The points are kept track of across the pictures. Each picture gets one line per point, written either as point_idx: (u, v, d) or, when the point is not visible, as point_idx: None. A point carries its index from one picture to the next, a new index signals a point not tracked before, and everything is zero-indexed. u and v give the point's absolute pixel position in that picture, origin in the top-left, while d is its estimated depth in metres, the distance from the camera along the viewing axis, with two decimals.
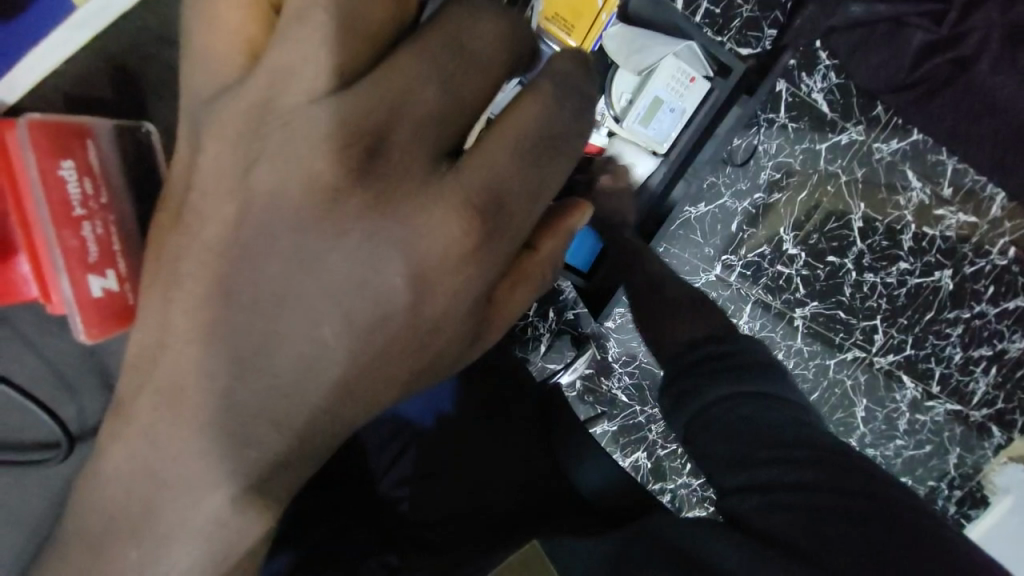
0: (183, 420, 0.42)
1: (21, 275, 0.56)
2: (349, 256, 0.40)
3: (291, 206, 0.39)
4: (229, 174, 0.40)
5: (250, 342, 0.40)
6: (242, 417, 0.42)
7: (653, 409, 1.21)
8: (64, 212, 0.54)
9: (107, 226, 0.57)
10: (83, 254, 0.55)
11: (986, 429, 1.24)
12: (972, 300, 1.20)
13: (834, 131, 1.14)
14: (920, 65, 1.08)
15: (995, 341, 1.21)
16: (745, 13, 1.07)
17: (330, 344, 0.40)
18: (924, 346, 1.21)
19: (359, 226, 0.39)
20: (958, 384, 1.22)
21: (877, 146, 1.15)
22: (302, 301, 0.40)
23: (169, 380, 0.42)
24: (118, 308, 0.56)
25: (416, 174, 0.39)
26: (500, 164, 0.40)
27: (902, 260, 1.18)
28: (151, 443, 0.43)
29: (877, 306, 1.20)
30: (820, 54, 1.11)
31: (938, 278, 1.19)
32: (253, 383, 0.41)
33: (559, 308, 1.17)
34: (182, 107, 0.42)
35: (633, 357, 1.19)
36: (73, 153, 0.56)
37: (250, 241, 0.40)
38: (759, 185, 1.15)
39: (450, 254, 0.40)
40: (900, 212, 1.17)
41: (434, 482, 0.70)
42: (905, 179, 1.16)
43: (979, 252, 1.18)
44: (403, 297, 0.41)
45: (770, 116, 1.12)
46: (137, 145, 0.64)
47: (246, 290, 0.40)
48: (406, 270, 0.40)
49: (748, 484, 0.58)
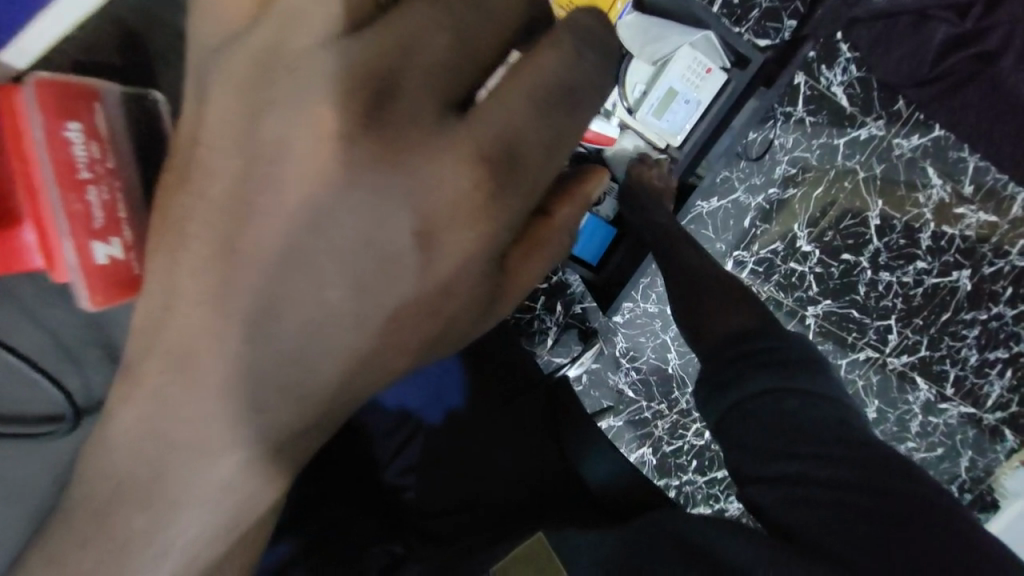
0: (189, 391, 0.43)
1: (25, 243, 0.52)
2: (356, 211, 0.39)
3: (297, 160, 0.39)
4: (233, 128, 0.39)
5: (252, 312, 0.41)
6: (248, 389, 0.43)
7: (659, 404, 1.20)
8: (69, 173, 0.51)
9: (114, 193, 0.54)
10: (87, 219, 0.52)
11: (998, 433, 1.21)
12: (990, 301, 1.17)
13: (853, 126, 1.11)
14: (944, 58, 1.05)
15: (1012, 343, 1.18)
16: (763, 4, 1.05)
17: (337, 307, 0.40)
18: (939, 348, 1.19)
19: (367, 178, 0.39)
20: (972, 387, 1.20)
21: (897, 142, 1.12)
22: (310, 258, 0.40)
23: (175, 349, 0.43)
24: (123, 277, 0.54)
25: (424, 123, 0.38)
26: (514, 113, 0.38)
27: (919, 259, 1.16)
28: (170, 405, 0.43)
29: (892, 306, 1.17)
30: (840, 47, 1.08)
31: (955, 279, 1.16)
32: (258, 355, 0.42)
33: (567, 301, 1.16)
34: (190, 59, 0.42)
35: (640, 352, 1.18)
36: (79, 115, 0.52)
37: (253, 200, 0.40)
38: (774, 180, 1.12)
39: (460, 208, 0.39)
40: (919, 210, 1.14)
41: (437, 472, 0.70)
42: (925, 176, 1.13)
43: (999, 253, 1.15)
44: (412, 253, 0.40)
45: (787, 110, 1.10)
46: (146, 115, 0.59)
47: (249, 248, 0.40)
48: (414, 225, 0.40)
49: (777, 477, 0.58)
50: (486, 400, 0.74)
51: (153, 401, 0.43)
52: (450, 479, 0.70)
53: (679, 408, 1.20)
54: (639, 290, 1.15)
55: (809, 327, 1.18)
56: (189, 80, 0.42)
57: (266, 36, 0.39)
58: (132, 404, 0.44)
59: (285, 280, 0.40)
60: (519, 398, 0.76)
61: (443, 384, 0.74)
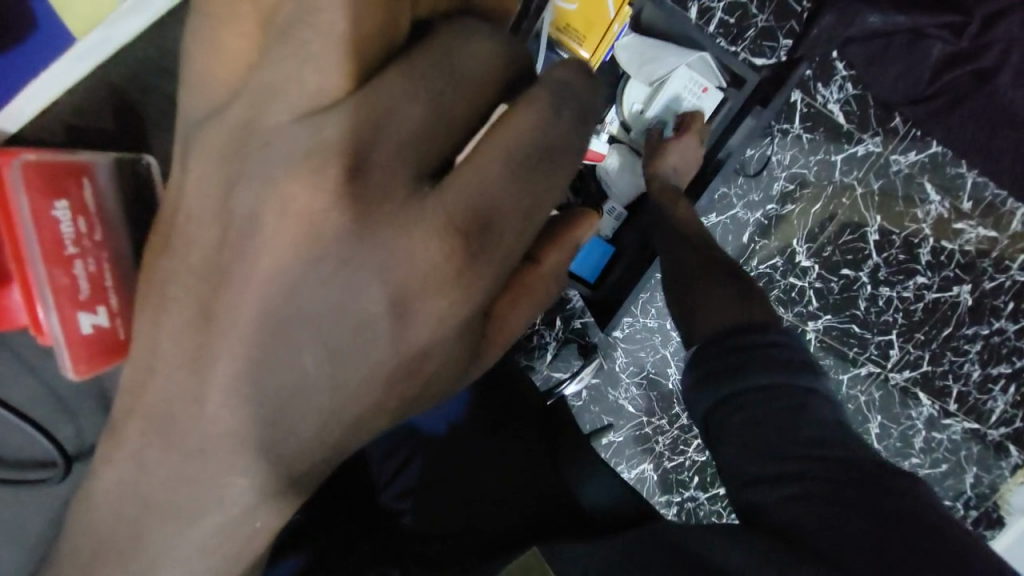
0: (172, 448, 0.43)
1: (11, 302, 0.57)
2: (325, 282, 0.40)
3: (270, 230, 0.40)
4: (211, 199, 0.41)
5: (231, 372, 0.41)
6: (231, 446, 0.43)
7: (660, 420, 1.19)
8: (56, 250, 0.54)
9: (100, 264, 0.57)
10: (73, 290, 0.55)
11: (1002, 448, 1.20)
12: (991, 316, 1.17)
13: (850, 142, 1.12)
14: (940, 77, 1.06)
15: (1014, 358, 1.18)
16: (759, 24, 1.04)
17: (311, 374, 0.41)
18: (941, 363, 1.18)
19: (339, 248, 0.40)
20: (976, 402, 1.19)
21: (894, 158, 1.12)
22: (283, 329, 0.41)
23: (159, 407, 0.43)
24: (109, 343, 0.56)
25: (397, 194, 0.40)
26: (487, 183, 0.40)
27: (920, 274, 1.16)
28: (169, 438, 0.43)
29: (892, 320, 1.17)
30: (837, 65, 1.09)
31: (956, 294, 1.16)
32: (240, 415, 0.42)
33: (566, 316, 1.16)
34: (179, 130, 0.44)
35: (641, 367, 1.18)
36: (67, 194, 0.55)
37: (231, 269, 0.41)
38: (772, 196, 1.13)
39: (432, 276, 0.40)
40: (918, 225, 1.14)
41: (434, 497, 0.69)
42: (923, 192, 1.13)
43: (999, 268, 1.16)
44: (385, 319, 0.41)
45: (784, 127, 1.11)
46: (137, 179, 0.64)
47: (227, 315, 0.41)
48: (387, 292, 0.41)
49: (772, 479, 0.57)
50: (482, 421, 0.74)
51: (156, 430, 0.43)
52: (446, 504, 0.69)
53: (680, 423, 1.19)
54: (639, 305, 1.16)
55: (809, 342, 1.18)
56: (184, 125, 0.44)
57: (255, 96, 0.40)
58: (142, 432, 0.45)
59: (280, 328, 0.41)
60: (515, 421, 0.75)
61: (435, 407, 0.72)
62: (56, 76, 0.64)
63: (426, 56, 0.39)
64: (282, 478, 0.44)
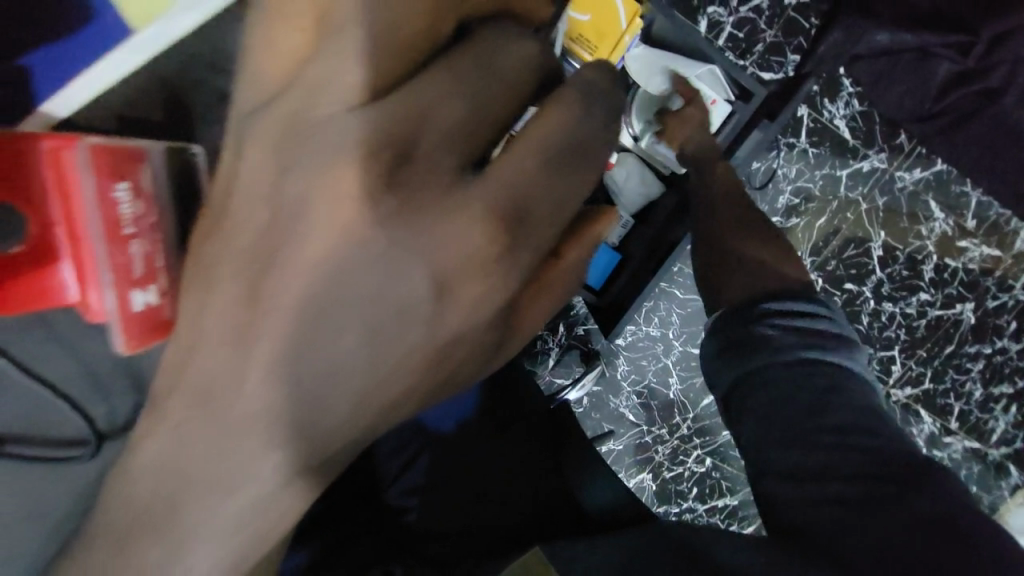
0: (208, 426, 0.43)
1: (61, 279, 0.53)
2: (371, 264, 0.41)
3: (320, 212, 0.41)
4: (262, 181, 0.42)
5: (272, 352, 0.42)
6: (265, 427, 0.43)
7: (661, 430, 1.19)
8: (114, 229, 0.53)
9: (154, 245, 0.55)
10: (128, 269, 0.53)
11: (1003, 469, 1.19)
12: (993, 335, 1.16)
13: (856, 158, 1.13)
14: (946, 94, 1.06)
15: (1017, 378, 1.17)
16: (768, 39, 1.08)
17: (350, 354, 0.42)
18: (943, 381, 1.18)
19: (385, 231, 0.41)
20: (977, 421, 1.19)
21: (899, 175, 1.14)
22: (328, 309, 0.42)
23: (198, 386, 0.43)
24: (158, 323, 0.55)
25: (441, 182, 0.40)
26: (526, 175, 0.41)
27: (923, 290, 1.16)
28: (205, 417, 0.43)
29: (895, 336, 1.18)
30: (844, 82, 1.11)
31: (959, 311, 1.16)
32: (278, 395, 0.43)
33: (570, 322, 1.17)
34: (232, 115, 0.44)
35: (643, 376, 1.18)
36: (126, 175, 0.54)
37: (280, 250, 0.41)
38: (777, 209, 1.14)
39: (473, 261, 0.41)
40: (922, 242, 1.15)
41: (440, 494, 0.69)
42: (927, 209, 1.14)
43: (1002, 287, 1.15)
44: (425, 302, 0.42)
45: (790, 141, 1.13)
46: (183, 167, 0.61)
47: (273, 295, 0.42)
48: (429, 276, 0.41)
49: (795, 463, 0.59)
50: (491, 423, 0.74)
51: (176, 419, 0.44)
52: (453, 500, 0.69)
53: (680, 433, 1.19)
54: (642, 313, 1.16)
55: None
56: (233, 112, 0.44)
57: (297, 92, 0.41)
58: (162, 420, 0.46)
59: (324, 308, 0.42)
60: (523, 423, 0.76)
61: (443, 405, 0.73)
62: (114, 66, 0.66)
63: (449, 63, 0.40)
64: (295, 470, 0.45)
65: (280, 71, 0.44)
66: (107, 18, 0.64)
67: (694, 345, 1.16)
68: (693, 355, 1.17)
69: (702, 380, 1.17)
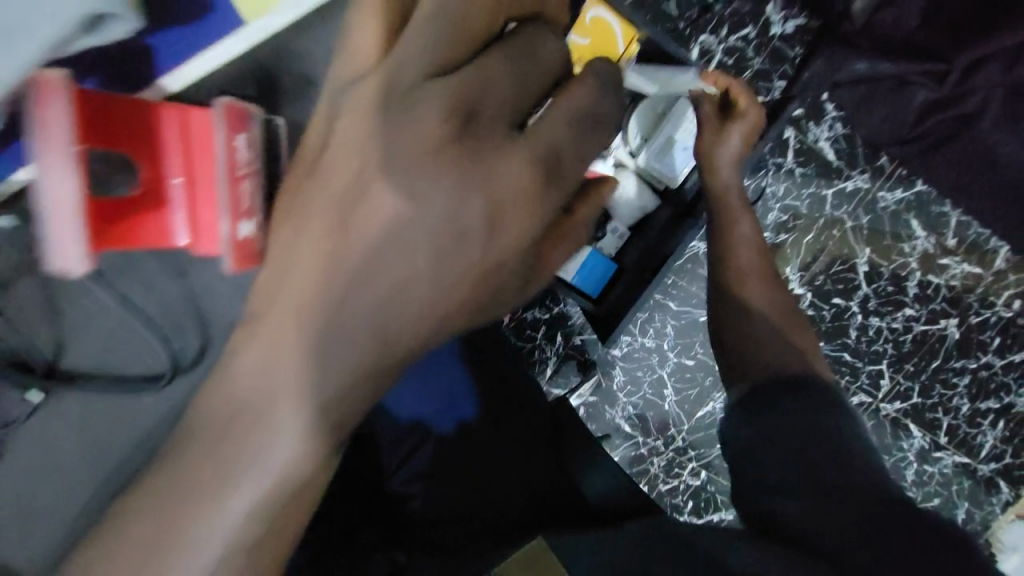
0: (289, 341, 0.49)
1: (175, 223, 0.67)
2: (438, 194, 0.46)
3: (402, 153, 0.46)
4: (359, 127, 0.47)
5: (350, 273, 0.48)
6: (331, 346, 0.49)
7: (655, 441, 1.21)
8: (231, 170, 0.60)
9: (255, 186, 0.63)
10: (236, 203, 0.60)
11: (995, 484, 1.21)
12: (978, 351, 1.21)
13: (840, 178, 1.20)
14: (924, 120, 1.13)
15: (1003, 394, 1.20)
16: (755, 67, 1.16)
17: (416, 272, 0.47)
18: (931, 395, 1.22)
19: (452, 165, 0.46)
20: (966, 436, 1.21)
21: (881, 195, 1.20)
22: (402, 233, 0.47)
23: (289, 302, 0.49)
24: (253, 253, 0.61)
25: (499, 131, 0.47)
26: (559, 132, 0.47)
27: (907, 305, 1.21)
28: (287, 337, 0.49)
29: (882, 350, 1.22)
30: (826, 107, 1.18)
31: (943, 327, 1.21)
32: (351, 313, 0.48)
33: (567, 333, 1.20)
34: (328, 81, 0.50)
35: (638, 387, 1.21)
36: (241, 127, 0.62)
37: (363, 183, 0.47)
38: (767, 227, 1.20)
39: (520, 192, 0.46)
40: (905, 259, 1.20)
41: (442, 486, 0.71)
42: (909, 228, 1.20)
43: (984, 303, 1.20)
44: (478, 227, 0.47)
45: (777, 161, 1.19)
46: (271, 135, 0.71)
47: (359, 220, 0.48)
48: (484, 207, 0.46)
49: (788, 475, 0.59)
50: (488, 413, 0.76)
51: (241, 368, 0.51)
52: (452, 490, 0.71)
53: (675, 445, 1.21)
54: (637, 324, 1.20)
55: None
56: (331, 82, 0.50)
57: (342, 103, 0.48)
58: (209, 401, 0.51)
59: (396, 231, 0.47)
60: (520, 414, 0.77)
61: (435, 390, 0.75)
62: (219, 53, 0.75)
63: (466, 89, 0.46)
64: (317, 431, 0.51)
65: (324, 97, 0.50)
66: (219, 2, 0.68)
67: (688, 356, 1.20)
68: (688, 366, 1.20)
69: (697, 392, 1.20)
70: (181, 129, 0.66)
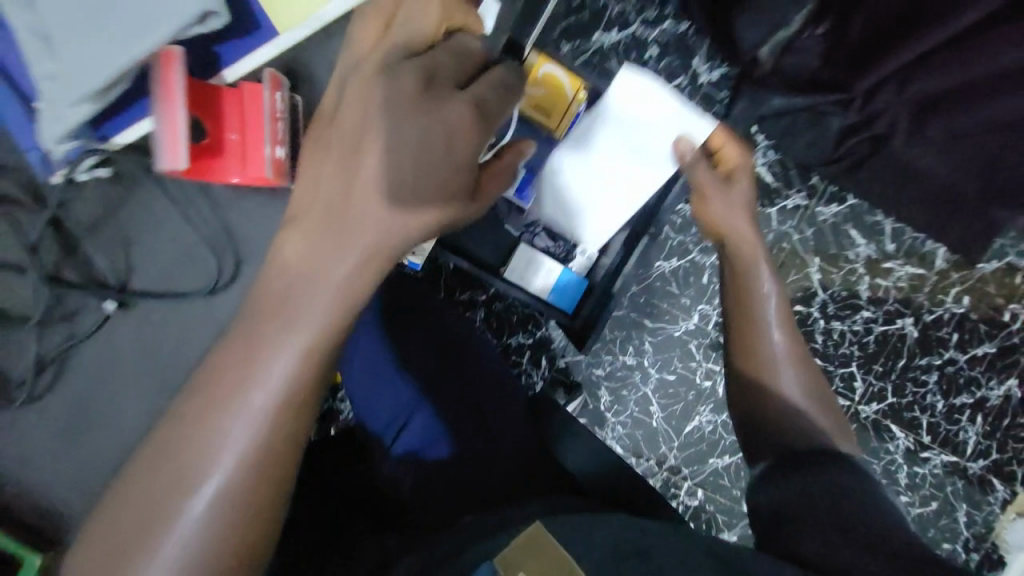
0: (309, 242, 0.59)
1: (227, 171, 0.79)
2: (416, 121, 0.59)
3: (395, 97, 0.59)
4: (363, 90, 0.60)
5: (351, 187, 0.59)
6: (326, 252, 0.59)
7: (648, 460, 1.27)
8: (272, 112, 0.78)
9: (277, 123, 0.78)
10: (274, 132, 0.79)
11: (987, 481, 1.29)
12: (940, 347, 1.31)
13: (779, 197, 1.32)
14: (842, 144, 1.16)
15: (974, 389, 1.30)
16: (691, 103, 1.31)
17: (404, 179, 0.59)
18: (906, 395, 1.31)
19: (425, 102, 0.60)
20: (947, 434, 1.30)
21: (819, 211, 1.32)
22: (391, 147, 0.59)
23: (315, 212, 0.60)
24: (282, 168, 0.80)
25: (449, 84, 0.62)
26: (491, 88, 0.64)
27: (864, 308, 1.32)
28: (311, 249, 0.59)
29: (849, 353, 1.31)
30: (759, 137, 1.28)
31: (902, 326, 1.31)
32: (353, 220, 0.59)
33: (551, 356, 1.27)
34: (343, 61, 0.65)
35: (625, 408, 1.27)
36: (278, 87, 0.79)
37: (364, 117, 0.59)
38: None
39: (468, 124, 0.61)
40: (852, 264, 1.32)
41: (427, 474, 0.78)
42: (851, 239, 1.32)
43: (934, 301, 1.31)
44: (445, 141, 0.60)
45: None
46: (292, 108, 0.83)
47: (359, 144, 0.59)
48: (451, 125, 0.60)
49: (811, 516, 0.61)
50: (454, 411, 0.83)
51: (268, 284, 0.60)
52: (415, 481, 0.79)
53: (668, 465, 1.27)
54: (616, 343, 1.27)
55: None
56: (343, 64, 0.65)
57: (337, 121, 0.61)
58: (223, 356, 0.59)
59: (386, 144, 0.59)
60: (497, 408, 0.84)
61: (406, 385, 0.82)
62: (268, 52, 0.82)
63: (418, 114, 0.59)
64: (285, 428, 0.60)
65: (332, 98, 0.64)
66: (261, 19, 0.79)
67: (670, 371, 1.27)
68: (670, 381, 1.27)
69: (682, 406, 1.26)
70: (237, 102, 0.78)
